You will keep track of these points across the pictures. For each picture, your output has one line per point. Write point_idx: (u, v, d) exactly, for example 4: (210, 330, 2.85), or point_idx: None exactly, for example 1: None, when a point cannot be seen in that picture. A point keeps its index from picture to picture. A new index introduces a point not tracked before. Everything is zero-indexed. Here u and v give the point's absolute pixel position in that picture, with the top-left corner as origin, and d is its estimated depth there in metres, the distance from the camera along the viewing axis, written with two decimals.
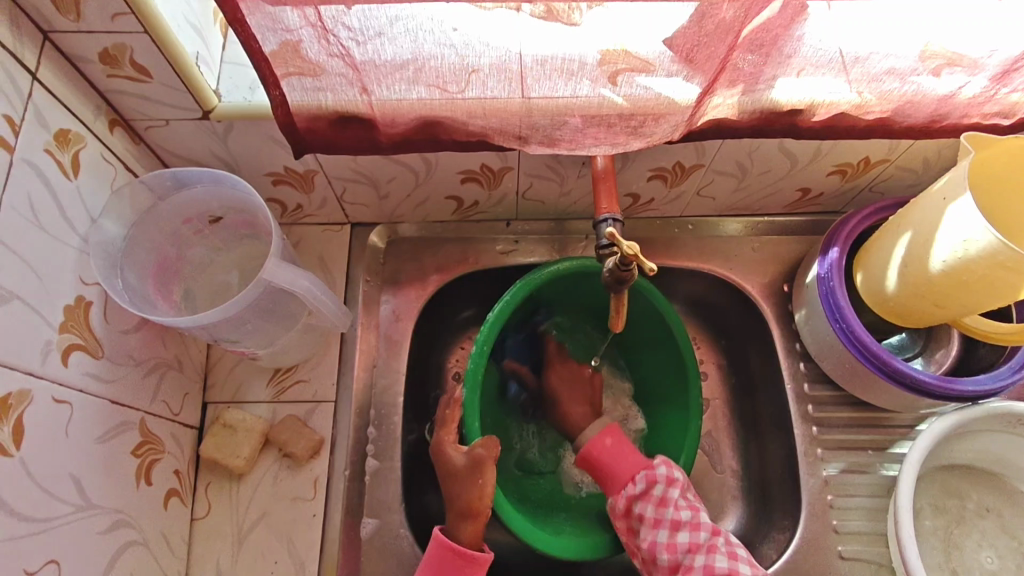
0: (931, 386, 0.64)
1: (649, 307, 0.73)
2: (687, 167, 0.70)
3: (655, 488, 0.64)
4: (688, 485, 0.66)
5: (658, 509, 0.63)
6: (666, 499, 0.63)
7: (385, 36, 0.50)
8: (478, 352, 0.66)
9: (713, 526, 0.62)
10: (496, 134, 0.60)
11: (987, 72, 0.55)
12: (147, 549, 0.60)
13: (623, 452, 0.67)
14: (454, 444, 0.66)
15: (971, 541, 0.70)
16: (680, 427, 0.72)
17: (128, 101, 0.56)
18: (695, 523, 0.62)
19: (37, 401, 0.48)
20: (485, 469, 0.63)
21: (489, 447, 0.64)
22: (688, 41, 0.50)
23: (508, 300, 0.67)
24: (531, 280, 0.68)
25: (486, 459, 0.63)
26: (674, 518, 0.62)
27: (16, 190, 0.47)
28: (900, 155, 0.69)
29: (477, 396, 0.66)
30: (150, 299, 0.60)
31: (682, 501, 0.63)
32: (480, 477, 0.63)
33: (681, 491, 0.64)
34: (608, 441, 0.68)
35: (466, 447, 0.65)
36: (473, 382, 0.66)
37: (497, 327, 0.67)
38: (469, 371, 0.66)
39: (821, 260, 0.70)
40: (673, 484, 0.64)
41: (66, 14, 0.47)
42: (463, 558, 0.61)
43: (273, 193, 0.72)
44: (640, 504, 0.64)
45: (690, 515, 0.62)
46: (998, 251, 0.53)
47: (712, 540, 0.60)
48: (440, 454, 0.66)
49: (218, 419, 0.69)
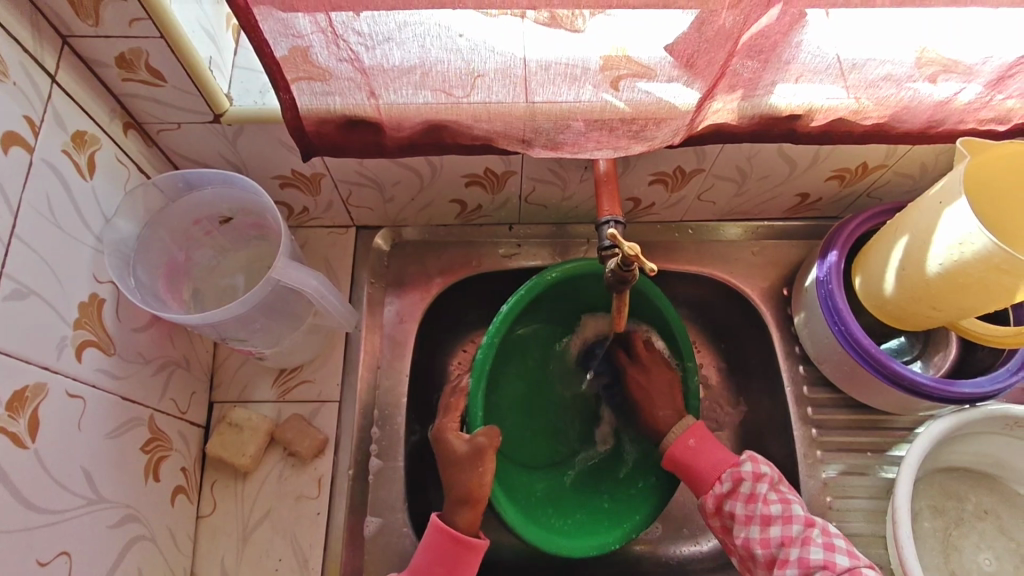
0: (928, 389, 0.65)
1: (656, 313, 0.74)
2: (688, 172, 0.72)
3: (742, 485, 0.64)
4: (779, 478, 0.65)
5: (748, 506, 0.63)
6: (756, 495, 0.63)
7: (394, 41, 0.51)
8: (489, 341, 0.67)
9: (807, 518, 0.61)
10: (501, 137, 0.61)
11: (982, 78, 0.57)
12: (154, 545, 0.61)
13: (707, 451, 0.66)
14: (454, 431, 0.68)
15: (969, 543, 0.71)
16: None
17: (142, 104, 0.58)
18: (788, 517, 0.61)
19: (52, 395, 0.49)
20: (487, 456, 0.65)
21: (492, 439, 0.65)
22: (688, 47, 0.51)
23: (529, 287, 0.69)
24: (542, 277, 0.70)
25: (487, 447, 0.65)
26: (764, 513, 0.62)
27: (36, 190, 0.49)
28: (898, 160, 0.70)
29: (482, 387, 0.68)
30: (161, 298, 0.62)
31: (772, 495, 0.62)
32: (482, 465, 0.64)
33: (770, 486, 0.63)
34: (691, 442, 0.67)
35: (468, 436, 0.67)
36: (479, 371, 0.67)
37: (509, 318, 0.68)
38: (477, 362, 0.67)
39: (821, 263, 0.71)
40: (761, 480, 0.64)
41: (85, 19, 0.48)
42: (459, 544, 0.61)
43: (281, 196, 0.73)
44: (730, 502, 0.64)
45: (781, 509, 0.61)
46: (993, 254, 0.54)
47: (807, 533, 0.60)
48: (442, 441, 0.68)
49: (224, 418, 0.70)
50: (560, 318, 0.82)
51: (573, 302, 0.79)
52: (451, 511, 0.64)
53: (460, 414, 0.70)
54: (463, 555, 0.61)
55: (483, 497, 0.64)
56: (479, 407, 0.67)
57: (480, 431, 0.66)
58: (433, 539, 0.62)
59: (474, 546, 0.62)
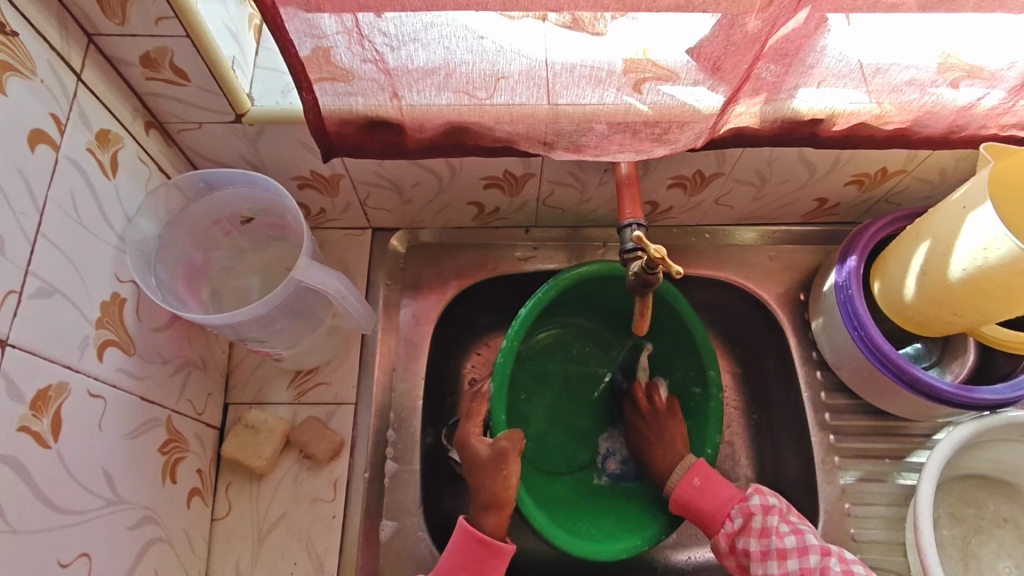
0: (950, 395, 0.65)
1: (674, 314, 0.73)
2: (707, 176, 0.71)
3: (753, 520, 0.62)
4: (787, 507, 0.64)
5: (761, 541, 0.61)
6: (768, 528, 0.62)
7: (419, 41, 0.51)
8: (510, 342, 0.67)
9: (823, 547, 0.59)
10: (522, 139, 0.61)
11: (1007, 84, 0.56)
12: (170, 546, 0.60)
13: (713, 489, 0.65)
14: (478, 437, 0.67)
15: (989, 551, 0.71)
16: (699, 437, 0.73)
17: (164, 104, 0.58)
18: (803, 548, 0.60)
19: (74, 395, 0.49)
20: (510, 460, 0.64)
21: (514, 442, 0.65)
22: (715, 50, 0.51)
23: (543, 293, 0.68)
24: (560, 278, 0.69)
25: (511, 451, 0.65)
26: (779, 547, 0.60)
27: (60, 188, 0.49)
28: (917, 166, 0.70)
29: (504, 389, 0.67)
30: (181, 298, 0.62)
31: (784, 527, 0.61)
32: (499, 466, 0.64)
33: (781, 517, 0.62)
34: (695, 480, 0.66)
35: (492, 439, 0.66)
36: (501, 374, 0.67)
37: (528, 322, 0.68)
38: (497, 366, 0.67)
39: (840, 268, 0.71)
40: (770, 512, 0.62)
41: (111, 18, 0.48)
42: (485, 547, 0.61)
43: (299, 197, 0.73)
44: (742, 540, 0.62)
45: (795, 540, 0.60)
46: (1018, 259, 0.54)
47: (825, 562, 0.58)
48: (465, 445, 0.67)
49: (240, 419, 0.70)
50: (579, 320, 0.82)
51: (592, 304, 0.79)
52: (475, 516, 0.64)
53: (482, 418, 0.69)
54: (488, 559, 0.61)
55: (510, 503, 0.64)
56: (501, 410, 0.66)
57: (503, 435, 0.66)
58: (460, 542, 0.61)
59: (500, 550, 0.61)
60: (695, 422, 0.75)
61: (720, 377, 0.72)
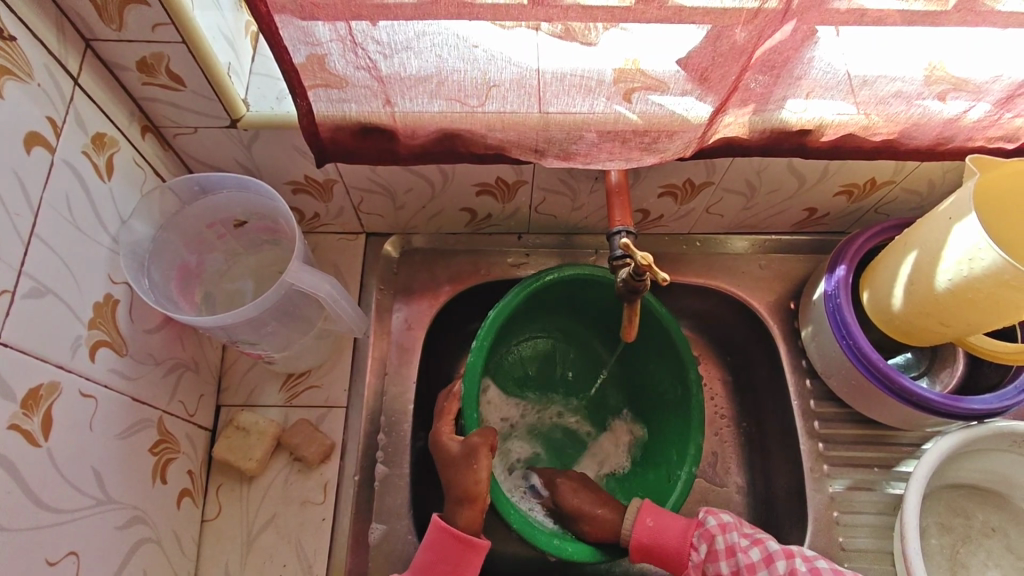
0: (937, 405, 0.65)
1: (652, 319, 0.73)
2: (697, 184, 0.72)
3: (716, 543, 0.63)
4: (739, 519, 0.65)
5: (730, 562, 0.62)
6: (732, 547, 0.62)
7: (412, 50, 0.52)
8: (479, 344, 0.68)
9: (785, 550, 0.61)
10: (514, 146, 0.62)
11: (992, 97, 0.57)
12: (160, 547, 0.60)
13: (666, 523, 0.65)
14: (449, 435, 0.68)
15: (977, 560, 0.71)
16: (681, 436, 0.73)
17: (160, 109, 0.58)
18: (770, 557, 0.61)
19: (66, 394, 0.49)
20: (479, 456, 0.64)
21: (488, 438, 0.65)
22: (702, 61, 0.52)
23: (511, 299, 0.69)
24: (523, 290, 0.70)
25: (479, 446, 0.65)
26: (747, 563, 0.61)
27: (56, 190, 0.49)
28: (905, 176, 0.71)
29: (475, 389, 0.68)
30: (173, 300, 0.62)
31: (745, 541, 0.62)
32: (474, 464, 0.64)
33: (738, 532, 0.63)
34: (648, 520, 0.65)
35: (461, 437, 0.67)
36: (473, 373, 0.67)
37: (497, 323, 0.69)
38: (469, 365, 0.68)
39: (829, 277, 0.71)
40: (728, 529, 0.63)
41: (109, 23, 0.49)
42: (460, 541, 0.62)
43: (293, 201, 0.73)
44: (712, 566, 0.62)
45: (759, 553, 0.61)
46: (1002, 270, 0.54)
47: (791, 565, 0.60)
48: (437, 445, 0.68)
49: (231, 421, 0.71)
50: (567, 329, 0.84)
51: (575, 307, 0.80)
52: (452, 513, 0.64)
53: (453, 419, 0.70)
54: (463, 553, 0.62)
55: (482, 497, 0.64)
56: (473, 408, 0.67)
57: (474, 432, 0.66)
58: (435, 536, 0.62)
59: (475, 545, 0.62)
60: (677, 423, 0.74)
61: (699, 378, 0.72)
